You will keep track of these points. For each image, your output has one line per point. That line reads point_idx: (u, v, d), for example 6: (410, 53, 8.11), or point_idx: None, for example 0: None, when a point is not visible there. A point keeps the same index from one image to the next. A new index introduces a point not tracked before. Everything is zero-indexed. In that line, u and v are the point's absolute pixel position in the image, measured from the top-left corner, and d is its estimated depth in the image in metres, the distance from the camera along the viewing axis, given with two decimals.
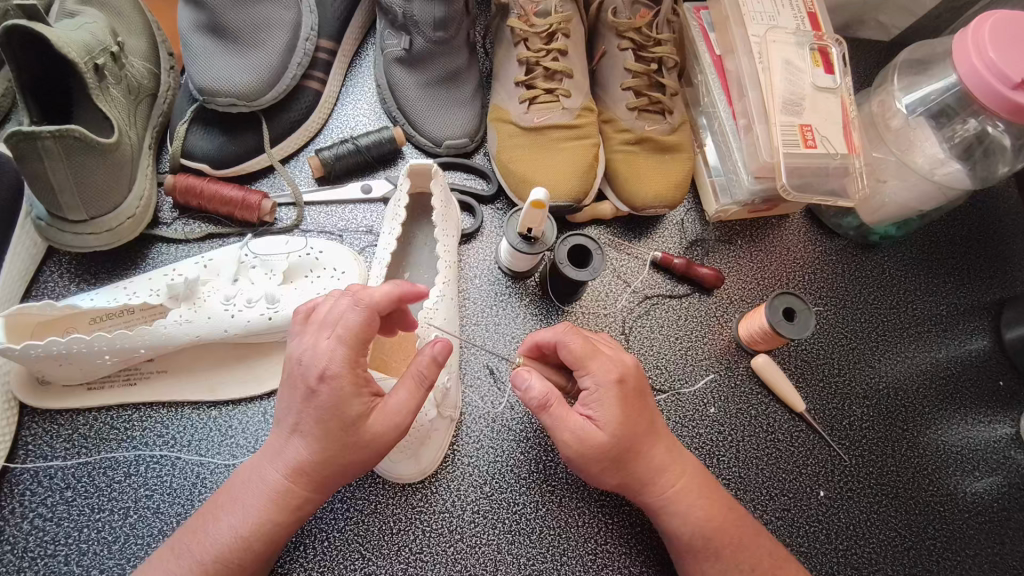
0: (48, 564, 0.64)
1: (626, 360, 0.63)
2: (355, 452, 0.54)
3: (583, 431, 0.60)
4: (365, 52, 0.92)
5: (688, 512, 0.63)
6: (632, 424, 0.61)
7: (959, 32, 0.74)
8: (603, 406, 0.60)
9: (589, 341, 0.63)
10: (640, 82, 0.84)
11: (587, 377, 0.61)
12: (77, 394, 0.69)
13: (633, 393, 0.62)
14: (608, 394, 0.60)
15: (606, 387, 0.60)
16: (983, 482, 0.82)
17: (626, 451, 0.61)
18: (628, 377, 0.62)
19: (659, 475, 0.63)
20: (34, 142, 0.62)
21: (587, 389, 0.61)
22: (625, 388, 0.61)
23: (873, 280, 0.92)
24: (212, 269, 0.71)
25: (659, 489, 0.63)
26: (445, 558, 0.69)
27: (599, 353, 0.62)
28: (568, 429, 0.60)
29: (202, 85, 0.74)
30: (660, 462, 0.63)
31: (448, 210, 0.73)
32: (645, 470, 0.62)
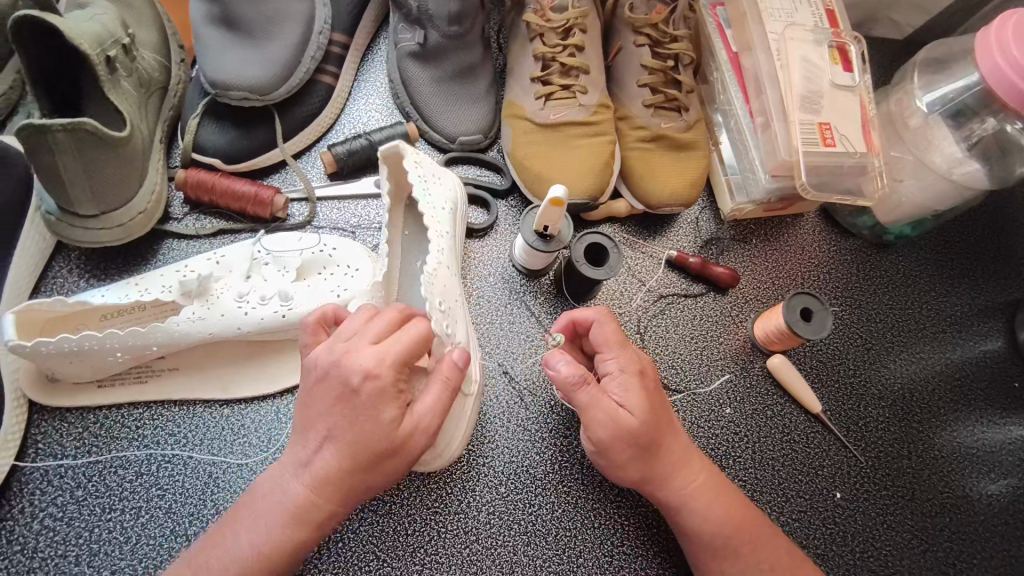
0: (58, 565, 0.63)
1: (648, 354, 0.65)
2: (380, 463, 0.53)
3: (616, 414, 0.59)
4: (377, 47, 0.91)
5: (705, 509, 0.62)
6: (657, 413, 0.61)
7: (982, 31, 0.74)
8: (632, 390, 0.60)
9: (616, 328, 0.64)
10: (656, 78, 0.83)
11: (613, 362, 0.62)
12: (87, 392, 0.68)
13: (655, 383, 0.63)
14: (636, 382, 0.61)
15: (632, 372, 0.61)
16: (999, 484, 0.82)
17: (652, 440, 0.60)
18: (649, 368, 0.63)
19: (677, 469, 0.62)
20: (44, 135, 0.60)
21: (610, 373, 0.62)
22: (648, 378, 0.62)
23: (888, 280, 0.91)
24: (225, 265, 0.70)
25: (677, 484, 0.62)
26: (460, 559, 0.68)
27: (625, 341, 0.64)
28: (602, 409, 0.59)
29: (214, 78, 0.73)
30: (675, 457, 0.62)
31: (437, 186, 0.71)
32: (667, 462, 0.62)
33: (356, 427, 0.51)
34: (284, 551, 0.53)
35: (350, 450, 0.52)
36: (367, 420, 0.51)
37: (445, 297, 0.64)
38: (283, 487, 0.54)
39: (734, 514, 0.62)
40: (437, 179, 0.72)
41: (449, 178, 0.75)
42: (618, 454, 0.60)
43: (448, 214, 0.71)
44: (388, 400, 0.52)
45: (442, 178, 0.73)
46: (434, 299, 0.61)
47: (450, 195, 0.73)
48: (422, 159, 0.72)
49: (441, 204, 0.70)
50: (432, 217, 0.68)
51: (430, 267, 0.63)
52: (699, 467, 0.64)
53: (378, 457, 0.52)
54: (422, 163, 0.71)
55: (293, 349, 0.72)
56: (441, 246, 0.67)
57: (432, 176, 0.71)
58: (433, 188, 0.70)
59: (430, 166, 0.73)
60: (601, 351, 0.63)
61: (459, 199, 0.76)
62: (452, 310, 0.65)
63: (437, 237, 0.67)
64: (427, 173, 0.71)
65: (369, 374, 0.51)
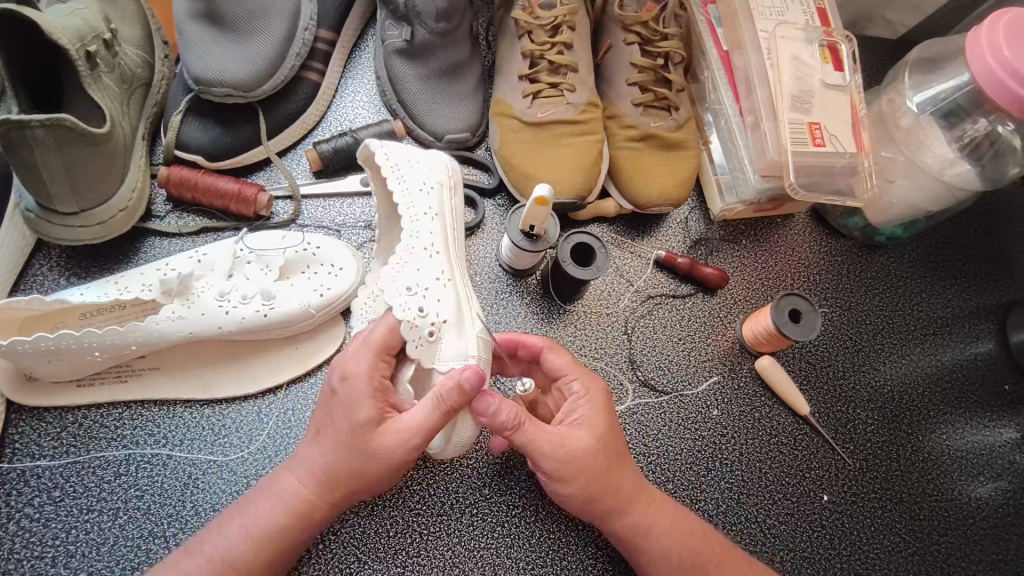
0: (35, 567, 0.62)
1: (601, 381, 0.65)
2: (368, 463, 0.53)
3: (568, 436, 0.57)
4: (365, 43, 0.90)
5: (662, 533, 0.60)
6: (617, 437, 0.60)
7: (972, 30, 0.73)
8: (595, 411, 0.59)
9: (569, 354, 0.64)
10: (645, 77, 0.83)
11: (576, 384, 0.62)
12: (67, 391, 0.67)
13: (614, 408, 0.62)
14: (599, 405, 0.60)
15: (598, 395, 0.61)
16: (988, 487, 0.81)
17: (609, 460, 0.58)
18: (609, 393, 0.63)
19: (637, 495, 0.60)
20: (23, 131, 0.60)
21: (575, 394, 0.61)
22: (611, 401, 0.62)
23: (878, 282, 0.90)
24: (206, 263, 0.69)
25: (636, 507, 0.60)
26: (442, 562, 0.68)
27: (580, 366, 0.63)
28: (552, 437, 0.56)
29: (197, 74, 0.72)
30: (631, 487, 0.60)
31: (408, 171, 0.69)
32: (628, 487, 0.60)
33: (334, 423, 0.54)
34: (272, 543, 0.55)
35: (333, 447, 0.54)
36: (342, 416, 0.54)
37: (419, 282, 0.62)
38: (280, 484, 0.57)
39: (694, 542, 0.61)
40: (418, 159, 0.70)
41: (436, 156, 0.72)
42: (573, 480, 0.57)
43: (431, 193, 0.69)
44: (364, 399, 0.53)
45: (423, 157, 0.71)
46: (398, 289, 0.60)
47: (433, 174, 0.70)
48: (397, 146, 0.71)
49: (420, 184, 0.68)
50: (404, 201, 0.66)
51: (395, 259, 0.63)
52: (655, 493, 0.62)
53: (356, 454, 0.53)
54: (395, 149, 0.70)
55: (276, 349, 0.72)
56: (412, 233, 0.65)
57: (410, 158, 0.70)
58: (407, 170, 0.69)
59: (409, 149, 0.72)
60: (562, 375, 0.63)
61: (451, 174, 0.73)
62: (433, 292, 0.62)
63: (409, 223, 0.65)
64: (402, 157, 0.69)
65: (346, 376, 0.55)
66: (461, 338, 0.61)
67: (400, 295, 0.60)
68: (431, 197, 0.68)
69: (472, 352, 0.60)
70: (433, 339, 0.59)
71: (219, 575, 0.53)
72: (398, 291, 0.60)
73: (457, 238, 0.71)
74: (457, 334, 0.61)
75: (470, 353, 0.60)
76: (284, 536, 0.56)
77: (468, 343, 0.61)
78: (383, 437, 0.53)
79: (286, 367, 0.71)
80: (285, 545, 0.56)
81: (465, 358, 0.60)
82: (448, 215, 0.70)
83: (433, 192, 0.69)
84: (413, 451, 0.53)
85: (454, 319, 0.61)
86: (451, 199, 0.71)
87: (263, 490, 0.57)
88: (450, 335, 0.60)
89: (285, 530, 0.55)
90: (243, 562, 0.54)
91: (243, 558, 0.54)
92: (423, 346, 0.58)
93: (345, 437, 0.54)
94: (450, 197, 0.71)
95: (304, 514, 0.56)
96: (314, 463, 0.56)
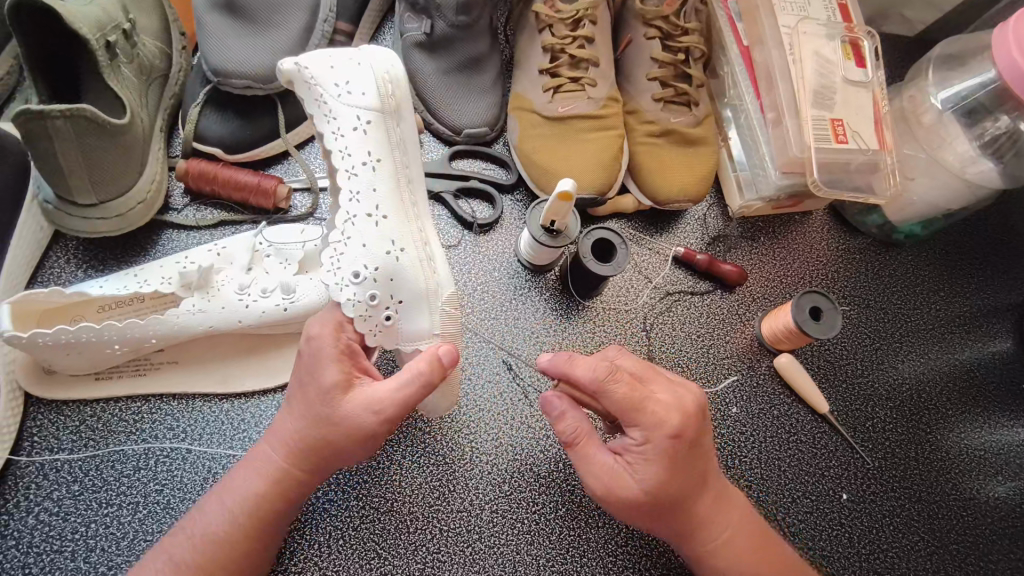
0: (54, 561, 0.61)
1: (686, 404, 0.57)
2: (330, 432, 0.55)
3: (617, 475, 0.57)
4: (382, 36, 0.89)
5: (733, 559, 0.59)
6: (679, 482, 0.56)
7: (999, 28, 0.72)
8: (653, 462, 0.55)
9: (635, 384, 0.57)
10: (666, 72, 0.82)
11: (636, 430, 0.56)
12: (86, 384, 0.67)
13: (684, 452, 0.56)
14: (658, 454, 0.55)
15: (658, 442, 0.55)
16: (1006, 487, 0.81)
17: (668, 502, 0.57)
18: (686, 428, 0.56)
19: (702, 531, 0.59)
20: (44, 121, 0.59)
21: (635, 441, 0.56)
22: (681, 443, 0.56)
23: (896, 280, 0.90)
24: (225, 257, 0.69)
25: (705, 537, 0.59)
26: (463, 559, 0.67)
27: (647, 402, 0.56)
28: (600, 472, 0.57)
29: (216, 66, 0.71)
30: (702, 512, 0.59)
31: (339, 115, 0.63)
32: (689, 524, 0.59)
33: (303, 389, 0.56)
34: (260, 519, 0.56)
35: (304, 415, 0.55)
36: (313, 379, 0.56)
37: (368, 257, 0.60)
38: (257, 454, 0.58)
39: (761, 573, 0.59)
40: (347, 86, 0.63)
41: (368, 70, 0.64)
42: (625, 514, 0.58)
43: (367, 133, 0.63)
44: (329, 361, 0.56)
45: (353, 80, 0.63)
46: (343, 278, 0.59)
47: (366, 102, 0.63)
48: (321, 71, 0.63)
49: (353, 125, 0.62)
50: (342, 155, 0.62)
51: (339, 236, 0.60)
52: (731, 523, 0.60)
53: (326, 419, 0.55)
54: (323, 83, 0.63)
55: (295, 343, 0.71)
56: (353, 196, 0.61)
57: (340, 90, 0.63)
58: (339, 110, 0.63)
59: (336, 70, 0.64)
60: (623, 418, 0.57)
61: (390, 91, 0.64)
62: (385, 266, 0.60)
63: (349, 182, 0.61)
64: (331, 93, 0.63)
65: (310, 336, 0.57)
66: (423, 314, 0.62)
67: (347, 287, 0.59)
68: (368, 139, 0.63)
69: (430, 329, 0.62)
70: (390, 323, 0.61)
71: (205, 552, 0.54)
72: (344, 280, 0.59)
73: (411, 169, 0.66)
74: (417, 309, 0.62)
75: (431, 330, 0.63)
76: (266, 507, 0.56)
77: (427, 318, 0.62)
78: (348, 402, 0.55)
79: None
80: (266, 516, 0.56)
81: (426, 336, 0.62)
82: (396, 149, 0.64)
83: (369, 130, 0.63)
84: (384, 423, 0.55)
85: (411, 293, 0.61)
86: (397, 126, 0.65)
87: (244, 463, 0.58)
88: (410, 313, 0.61)
89: (264, 501, 0.56)
90: (224, 533, 0.55)
91: (224, 527, 0.55)
92: (383, 332, 0.61)
93: (310, 399, 0.55)
94: (394, 124, 0.65)
95: (279, 483, 0.56)
96: (286, 434, 0.56)
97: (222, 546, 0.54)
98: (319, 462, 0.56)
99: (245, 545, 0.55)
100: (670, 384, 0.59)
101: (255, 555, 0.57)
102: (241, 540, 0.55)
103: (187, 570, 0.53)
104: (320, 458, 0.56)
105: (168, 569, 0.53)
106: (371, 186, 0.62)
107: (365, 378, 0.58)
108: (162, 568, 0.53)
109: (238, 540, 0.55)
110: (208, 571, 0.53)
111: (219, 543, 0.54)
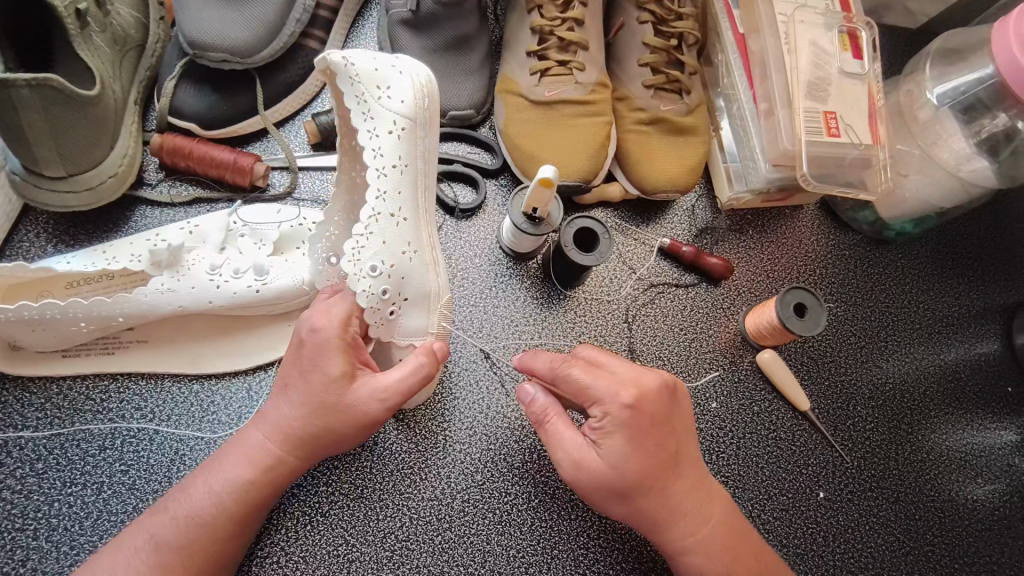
0: (15, 539, 0.61)
1: (645, 382, 0.57)
2: (334, 420, 0.54)
3: (582, 457, 0.56)
4: (368, 12, 0.86)
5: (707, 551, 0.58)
6: (644, 460, 0.55)
7: (1000, 21, 0.70)
8: (613, 434, 0.55)
9: (592, 367, 0.58)
10: (658, 58, 0.80)
11: (595, 406, 0.56)
12: (51, 361, 0.66)
13: (646, 425, 0.55)
14: (618, 427, 0.54)
15: (617, 414, 0.54)
16: (985, 489, 0.80)
17: (636, 489, 0.55)
18: (642, 402, 0.55)
19: (674, 519, 0.57)
20: (8, 90, 0.57)
21: (595, 418, 0.56)
22: (640, 416, 0.55)
23: (885, 277, 0.89)
24: (197, 235, 0.67)
25: (676, 531, 0.58)
26: (432, 547, 0.67)
27: (602, 378, 0.56)
28: (563, 452, 0.56)
29: (192, 38, 0.69)
30: (674, 503, 0.57)
31: (374, 117, 0.60)
32: (661, 511, 0.57)
33: (304, 379, 0.55)
34: (243, 502, 0.55)
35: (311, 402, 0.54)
36: (315, 367, 0.54)
37: (386, 256, 0.59)
38: (246, 439, 0.56)
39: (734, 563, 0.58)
40: (387, 89, 0.61)
41: (407, 81, 0.62)
42: (594, 496, 0.57)
43: (400, 139, 0.61)
44: (335, 353, 0.54)
45: (393, 85, 0.61)
46: (360, 270, 0.57)
47: (403, 109, 0.61)
48: (364, 71, 0.61)
49: (388, 128, 0.60)
50: (373, 154, 0.59)
51: (360, 230, 0.58)
52: (704, 518, 0.59)
53: (334, 410, 0.54)
54: (365, 83, 0.61)
55: (267, 325, 0.70)
56: (379, 195, 0.59)
57: (380, 92, 0.61)
58: (376, 112, 0.60)
59: (378, 73, 0.61)
60: (583, 397, 0.57)
61: (425, 105, 0.62)
62: (398, 266, 0.59)
63: (376, 182, 0.59)
64: (372, 94, 0.61)
65: (315, 328, 0.55)
66: (423, 312, 0.62)
67: (362, 278, 0.57)
68: (400, 144, 0.61)
69: (428, 328, 0.62)
70: (393, 317, 0.59)
71: (190, 536, 0.53)
72: (361, 272, 0.57)
73: (429, 178, 0.64)
74: (418, 306, 0.62)
75: (426, 328, 0.62)
76: (254, 493, 0.55)
77: (425, 316, 0.62)
78: (357, 392, 0.54)
79: (278, 344, 0.70)
80: (254, 503, 0.56)
81: (421, 334, 0.62)
82: (420, 158, 0.63)
83: (403, 137, 0.61)
84: (383, 411, 0.54)
85: (416, 291, 0.61)
86: (425, 138, 0.63)
87: (228, 449, 0.57)
88: (412, 311, 0.61)
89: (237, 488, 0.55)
90: (208, 516, 0.54)
91: (210, 511, 0.54)
92: (383, 325, 0.59)
93: (312, 390, 0.54)
94: (423, 133, 0.63)
95: (273, 471, 0.56)
96: (280, 420, 0.56)
97: (207, 529, 0.54)
98: (314, 451, 0.56)
99: (228, 528, 0.55)
100: (632, 364, 0.58)
101: (238, 538, 0.56)
102: (227, 525, 0.54)
103: (169, 555, 0.52)
104: (316, 446, 0.55)
105: (151, 548, 0.52)
106: (397, 188, 0.60)
107: (365, 371, 0.57)
108: (147, 549, 0.52)
109: (223, 524, 0.54)
110: (192, 554, 0.53)
111: (204, 528, 0.53)
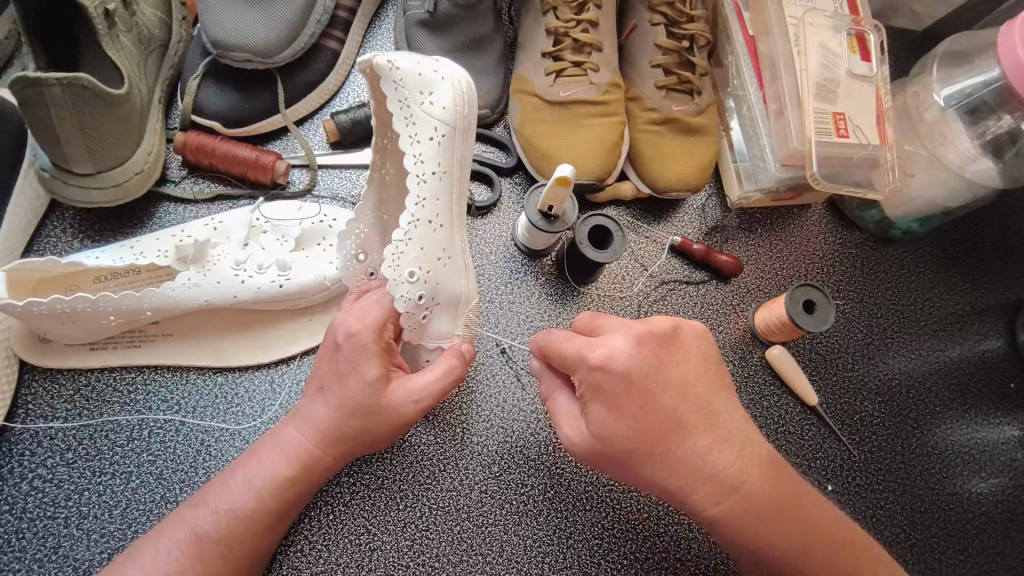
0: (47, 526, 0.62)
1: (621, 339, 0.54)
2: (372, 421, 0.56)
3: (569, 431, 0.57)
4: (385, 13, 0.88)
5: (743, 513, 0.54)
6: (627, 423, 0.53)
7: (1006, 25, 0.72)
8: (593, 402, 0.54)
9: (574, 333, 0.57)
10: (670, 59, 0.81)
11: (577, 374, 0.56)
12: (79, 354, 0.67)
13: (626, 390, 0.53)
14: (595, 393, 0.54)
15: (588, 377, 0.54)
16: (989, 483, 0.82)
17: (631, 458, 0.54)
18: (611, 359, 0.54)
19: (689, 489, 0.54)
20: (39, 88, 0.59)
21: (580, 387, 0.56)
22: (611, 375, 0.53)
23: (891, 274, 0.90)
24: (222, 232, 0.69)
25: (697, 500, 0.55)
26: (450, 537, 0.68)
27: (579, 343, 0.56)
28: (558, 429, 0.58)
29: (215, 38, 0.71)
30: (681, 470, 0.54)
31: (416, 120, 0.61)
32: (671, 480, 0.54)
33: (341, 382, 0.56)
34: (277, 496, 0.56)
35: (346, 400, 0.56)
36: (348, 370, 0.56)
37: (424, 262, 0.59)
38: (283, 436, 0.58)
39: (772, 535, 0.55)
40: (430, 95, 0.62)
41: (447, 86, 0.63)
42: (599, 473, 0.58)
43: (440, 146, 0.62)
44: (370, 359, 0.56)
45: (436, 91, 0.62)
46: (399, 275, 0.57)
47: (444, 116, 0.62)
48: (408, 74, 0.61)
49: (429, 134, 0.61)
50: (414, 159, 0.60)
51: (400, 236, 0.58)
52: (731, 482, 0.54)
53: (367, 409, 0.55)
54: (410, 87, 0.61)
55: (289, 319, 0.71)
56: (418, 201, 0.60)
57: (423, 97, 0.61)
58: (418, 116, 0.61)
59: (421, 78, 0.62)
60: (568, 364, 0.56)
61: (463, 111, 0.63)
62: (434, 272, 0.60)
63: (416, 188, 0.60)
64: (416, 100, 0.61)
65: (352, 332, 0.56)
66: (450, 316, 0.63)
67: (402, 284, 0.57)
68: (440, 151, 0.61)
69: (454, 332, 0.64)
70: (425, 321, 0.60)
71: (231, 529, 0.54)
72: (399, 277, 0.57)
73: (463, 184, 0.65)
74: (447, 310, 0.63)
75: (452, 332, 0.64)
76: (289, 488, 0.57)
77: (451, 320, 0.63)
78: (395, 395, 0.56)
79: (299, 338, 0.71)
80: (288, 498, 0.57)
81: (448, 336, 0.63)
82: (457, 164, 0.63)
83: (442, 143, 0.62)
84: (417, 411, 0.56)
85: (449, 297, 0.62)
86: (462, 144, 0.64)
87: (264, 444, 0.59)
88: (441, 314, 0.62)
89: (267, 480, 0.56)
90: (248, 510, 0.55)
91: (249, 505, 0.55)
92: (416, 328, 0.60)
93: (347, 394, 0.56)
94: (461, 140, 0.64)
95: (311, 470, 0.57)
96: (319, 420, 0.57)
97: (246, 522, 0.55)
98: (347, 447, 0.57)
99: (264, 521, 0.56)
100: (617, 323, 0.57)
101: (274, 532, 0.58)
102: (263, 518, 0.56)
103: (209, 546, 0.53)
104: (350, 443, 0.57)
105: (191, 538, 0.53)
106: (435, 194, 0.61)
107: (399, 372, 0.59)
108: (185, 539, 0.53)
109: (261, 518, 0.56)
110: (231, 545, 0.54)
111: (244, 521, 0.55)
